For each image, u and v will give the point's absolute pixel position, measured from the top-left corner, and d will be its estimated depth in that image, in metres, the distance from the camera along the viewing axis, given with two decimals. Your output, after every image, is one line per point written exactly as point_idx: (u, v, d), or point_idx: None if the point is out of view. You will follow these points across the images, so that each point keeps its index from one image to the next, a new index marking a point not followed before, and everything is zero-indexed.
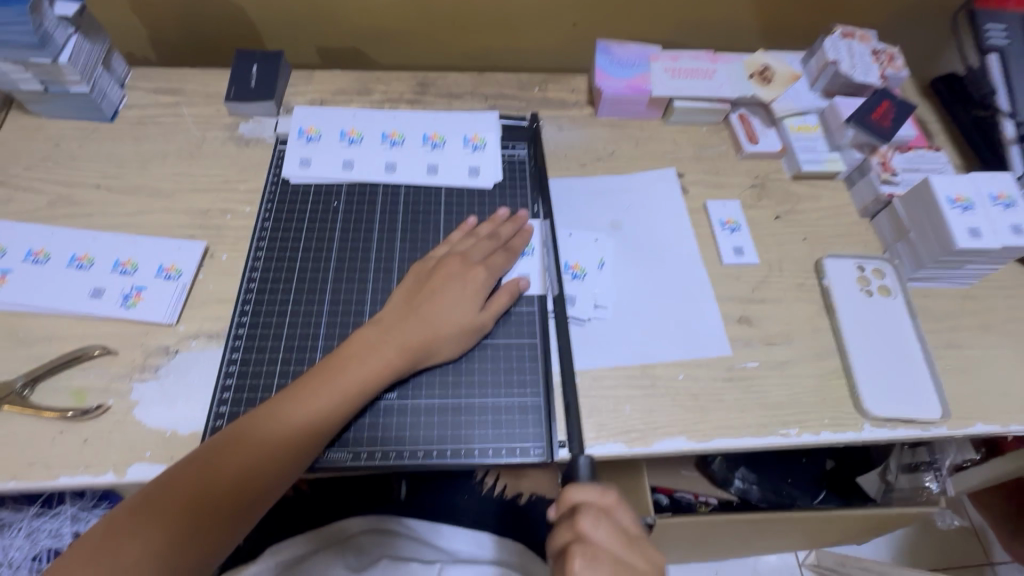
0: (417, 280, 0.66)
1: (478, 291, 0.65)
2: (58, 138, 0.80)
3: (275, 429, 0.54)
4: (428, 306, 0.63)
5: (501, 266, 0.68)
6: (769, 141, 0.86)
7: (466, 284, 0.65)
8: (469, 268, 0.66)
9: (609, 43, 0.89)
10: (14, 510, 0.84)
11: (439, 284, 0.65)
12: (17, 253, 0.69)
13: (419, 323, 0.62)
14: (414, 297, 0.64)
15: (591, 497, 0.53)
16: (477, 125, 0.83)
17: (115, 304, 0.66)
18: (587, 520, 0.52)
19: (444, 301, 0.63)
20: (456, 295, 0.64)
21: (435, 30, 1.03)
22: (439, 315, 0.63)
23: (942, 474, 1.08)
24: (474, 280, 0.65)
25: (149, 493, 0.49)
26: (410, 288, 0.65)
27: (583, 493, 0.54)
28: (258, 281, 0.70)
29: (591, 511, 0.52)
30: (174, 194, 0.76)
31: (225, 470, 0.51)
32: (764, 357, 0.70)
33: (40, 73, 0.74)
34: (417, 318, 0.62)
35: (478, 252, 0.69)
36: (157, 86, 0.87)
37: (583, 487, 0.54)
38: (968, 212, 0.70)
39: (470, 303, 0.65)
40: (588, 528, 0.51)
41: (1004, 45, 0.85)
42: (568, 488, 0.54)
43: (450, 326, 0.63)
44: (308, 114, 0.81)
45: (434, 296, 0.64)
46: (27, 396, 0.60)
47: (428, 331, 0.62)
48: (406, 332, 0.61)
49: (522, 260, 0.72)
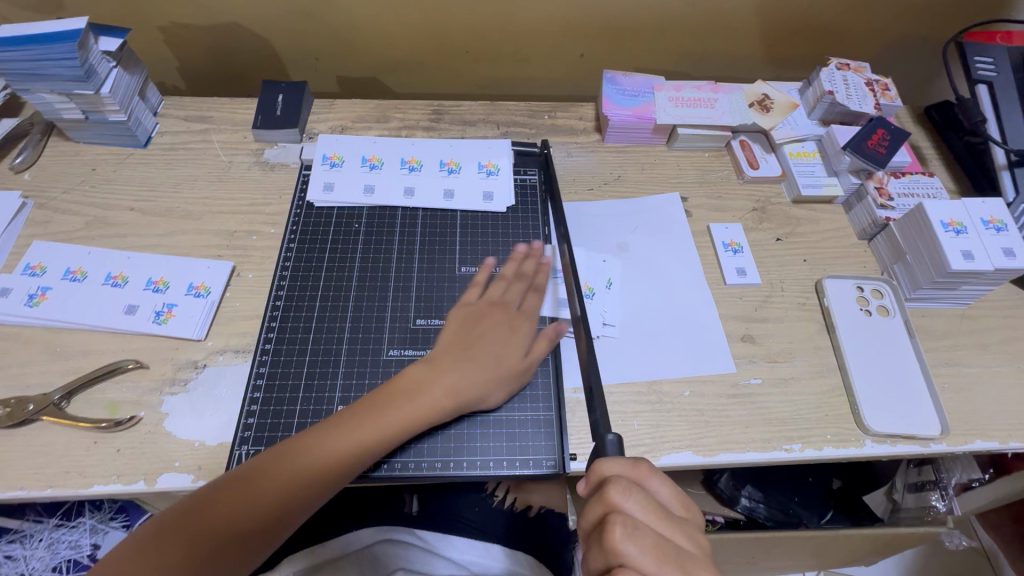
0: (464, 321, 0.67)
1: (521, 339, 0.67)
2: (94, 163, 0.84)
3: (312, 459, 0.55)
4: (477, 351, 0.64)
5: (537, 309, 0.70)
6: (769, 166, 0.90)
7: (512, 331, 0.67)
8: (515, 318, 0.68)
9: (615, 74, 0.94)
10: (36, 521, 0.86)
11: (485, 329, 0.66)
12: (56, 271, 0.73)
13: (468, 367, 0.63)
14: (461, 338, 0.65)
15: (620, 471, 0.50)
16: (491, 151, 0.87)
17: (148, 320, 0.70)
18: (621, 490, 0.48)
19: (492, 348, 0.65)
20: (501, 343, 0.66)
21: (450, 61, 1.08)
22: (486, 359, 0.64)
23: (949, 493, 1.05)
24: (519, 329, 0.67)
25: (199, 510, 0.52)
26: (457, 333, 0.66)
27: (613, 465, 0.50)
28: (283, 299, 0.73)
29: (623, 480, 0.48)
30: (203, 216, 0.80)
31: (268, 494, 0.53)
32: (768, 374, 0.72)
33: (81, 103, 0.79)
34: (466, 360, 0.63)
35: (514, 296, 0.70)
36: (187, 114, 0.92)
37: (612, 460, 0.51)
38: (961, 235, 0.73)
39: (516, 349, 0.66)
40: (623, 497, 0.47)
41: (992, 77, 0.88)
42: (595, 463, 0.51)
43: (501, 369, 0.64)
44: (332, 141, 0.86)
45: (482, 339, 0.65)
46: (63, 407, 0.63)
47: (479, 373, 0.63)
48: (450, 372, 0.62)
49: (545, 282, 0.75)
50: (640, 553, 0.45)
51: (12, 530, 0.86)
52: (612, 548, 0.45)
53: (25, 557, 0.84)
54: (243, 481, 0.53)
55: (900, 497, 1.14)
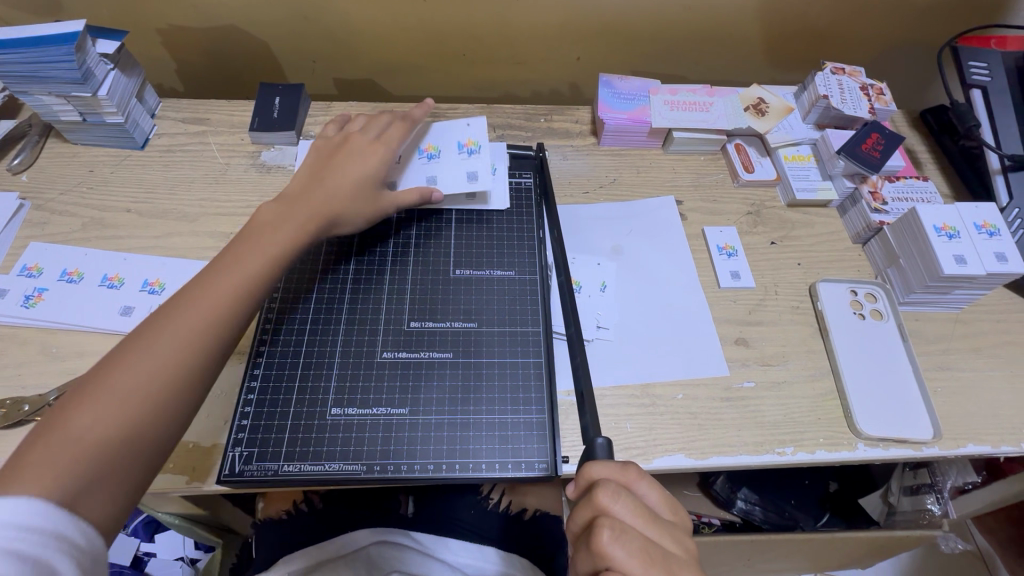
0: (319, 155, 0.73)
1: (376, 159, 0.73)
2: (92, 165, 0.85)
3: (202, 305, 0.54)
4: (332, 174, 0.70)
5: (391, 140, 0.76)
6: (765, 170, 0.91)
7: (365, 155, 0.73)
8: (368, 145, 0.74)
9: (611, 77, 0.94)
10: None
11: (341, 156, 0.72)
12: (53, 273, 0.73)
13: (321, 189, 0.68)
14: (315, 176, 0.70)
15: (609, 474, 0.50)
16: (470, 130, 0.84)
17: (143, 321, 0.70)
18: (609, 494, 0.48)
19: (348, 166, 0.71)
20: (357, 165, 0.71)
21: (447, 64, 1.09)
22: (339, 179, 0.70)
23: (944, 496, 1.09)
24: (373, 153, 0.73)
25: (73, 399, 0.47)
26: (313, 164, 0.72)
27: (602, 468, 0.50)
28: (278, 300, 0.73)
29: (612, 484, 0.49)
30: (199, 218, 0.81)
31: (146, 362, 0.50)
32: (761, 377, 0.73)
33: (79, 106, 0.79)
34: (314, 188, 0.68)
35: (373, 130, 0.76)
36: (185, 116, 0.92)
37: (601, 463, 0.51)
38: (954, 240, 0.73)
39: (367, 168, 0.72)
40: (612, 501, 0.47)
41: (986, 81, 0.88)
42: (585, 466, 0.51)
43: (349, 189, 0.70)
44: (313, 146, 0.86)
45: (338, 167, 0.71)
46: None
47: (328, 194, 0.68)
48: (316, 198, 0.67)
49: (484, 204, 0.81)
50: (628, 556, 0.45)
51: None
52: (600, 553, 0.45)
53: None
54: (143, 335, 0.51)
55: (895, 501, 1.15)
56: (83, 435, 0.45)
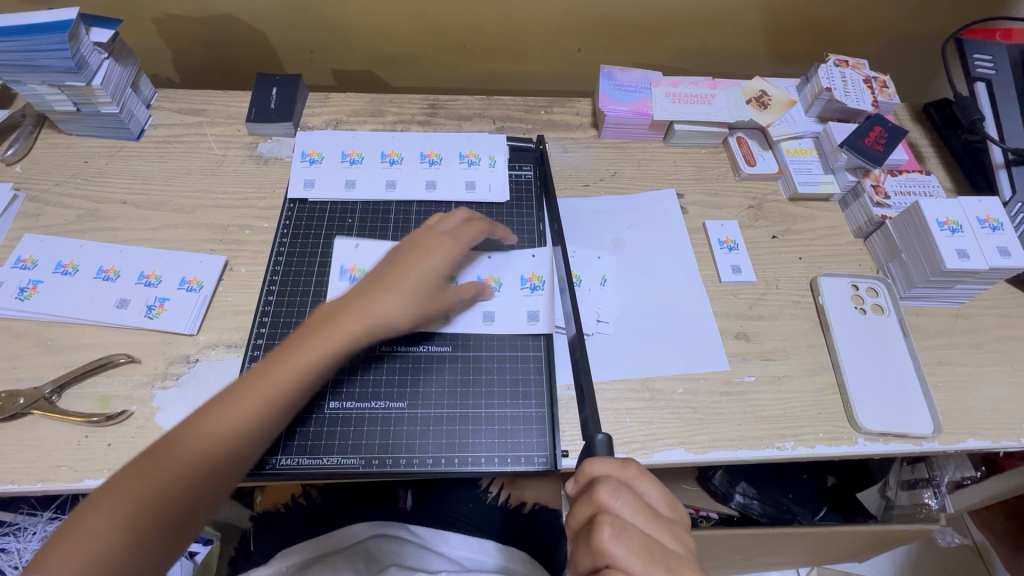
0: (387, 257, 0.66)
1: (439, 259, 0.64)
2: (87, 156, 0.84)
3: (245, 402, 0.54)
4: (392, 276, 0.63)
5: (462, 238, 0.67)
6: (766, 164, 0.90)
7: (428, 254, 0.64)
8: (434, 239, 0.66)
9: (612, 69, 0.93)
10: (29, 514, 0.86)
11: (405, 254, 0.65)
12: (48, 265, 0.72)
13: (379, 293, 0.61)
14: (381, 269, 0.64)
15: (611, 470, 0.49)
16: (471, 142, 0.86)
17: (140, 314, 0.69)
18: (609, 491, 0.47)
19: (410, 269, 0.63)
20: (418, 264, 0.64)
21: (446, 55, 1.07)
22: (398, 282, 0.62)
23: (942, 491, 1.07)
24: (438, 250, 0.65)
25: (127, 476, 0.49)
26: (380, 265, 0.66)
27: (602, 464, 0.49)
28: (276, 294, 0.73)
29: (613, 481, 0.48)
30: (196, 210, 0.80)
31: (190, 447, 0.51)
32: (761, 372, 0.72)
33: (73, 95, 0.78)
34: (374, 292, 0.62)
35: (447, 224, 0.68)
36: (181, 107, 0.91)
37: (602, 459, 0.50)
38: (956, 234, 0.73)
39: (431, 271, 0.64)
40: (612, 497, 0.47)
41: (991, 75, 0.87)
42: (585, 462, 0.50)
43: (409, 293, 0.62)
44: (310, 138, 0.85)
45: (400, 266, 0.64)
46: (54, 401, 0.63)
47: (385, 299, 0.61)
48: (372, 304, 0.61)
49: (533, 296, 0.71)
50: (628, 554, 0.45)
51: (6, 523, 0.86)
52: (600, 550, 0.45)
53: (17, 550, 0.83)
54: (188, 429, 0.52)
55: (893, 494, 1.13)
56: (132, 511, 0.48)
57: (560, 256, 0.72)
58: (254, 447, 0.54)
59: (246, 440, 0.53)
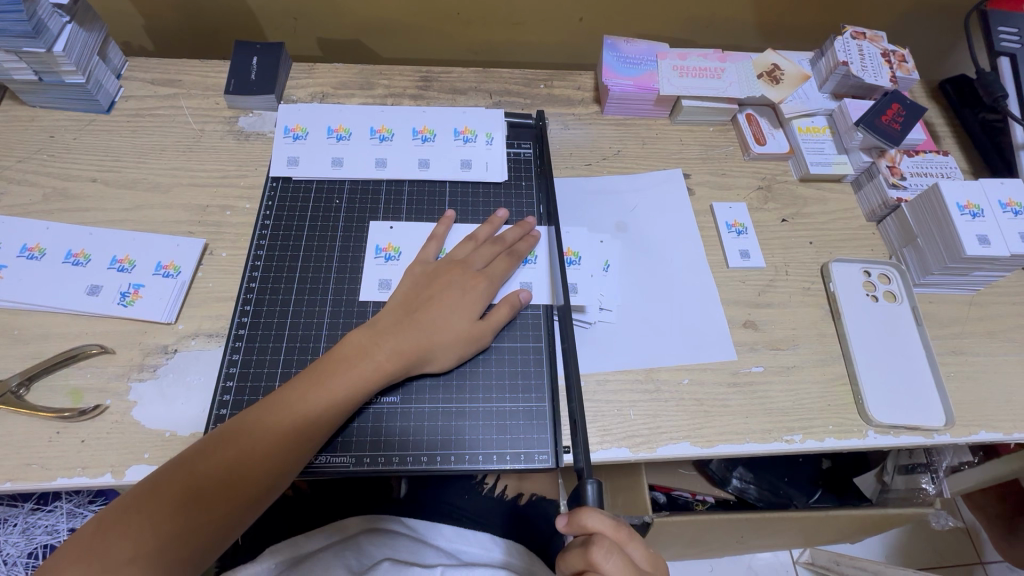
0: (417, 285, 0.65)
1: (477, 300, 0.64)
2: (53, 130, 0.78)
3: (263, 430, 0.53)
4: (429, 312, 0.62)
5: (499, 275, 0.66)
6: (777, 143, 0.85)
7: (466, 292, 0.64)
8: (471, 277, 0.65)
9: (616, 40, 0.87)
10: (9, 506, 0.82)
11: (440, 288, 0.64)
12: (12, 249, 0.67)
13: (419, 330, 0.60)
14: (415, 299, 0.63)
15: (606, 529, 0.48)
16: (466, 116, 0.81)
17: (113, 302, 0.65)
18: (598, 552, 0.47)
19: (446, 305, 0.62)
20: (456, 301, 0.63)
21: (439, 24, 1.01)
22: (438, 321, 0.61)
23: (939, 476, 1.08)
24: (474, 289, 0.64)
25: (154, 481, 0.49)
26: (408, 293, 0.64)
27: (598, 522, 0.48)
28: (258, 280, 0.68)
29: (604, 543, 0.47)
30: (172, 189, 0.75)
31: (216, 468, 0.50)
32: (770, 362, 0.69)
33: (33, 63, 0.72)
34: (412, 326, 0.60)
35: (481, 259, 0.67)
36: (154, 77, 0.85)
37: (598, 514, 0.48)
38: (977, 219, 0.69)
39: (471, 310, 0.63)
40: (602, 560, 0.47)
41: (1016, 49, 0.83)
42: (578, 515, 0.48)
43: (451, 334, 0.62)
44: (293, 112, 0.79)
45: (435, 302, 0.62)
46: (22, 395, 0.59)
47: (426, 338, 0.60)
48: (410, 340, 0.60)
49: (525, 268, 0.70)
50: None
51: None
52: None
53: None
54: (203, 453, 0.51)
55: (889, 480, 1.12)
56: (140, 537, 0.46)
57: (557, 240, 0.69)
58: (268, 481, 0.52)
59: (261, 474, 0.52)
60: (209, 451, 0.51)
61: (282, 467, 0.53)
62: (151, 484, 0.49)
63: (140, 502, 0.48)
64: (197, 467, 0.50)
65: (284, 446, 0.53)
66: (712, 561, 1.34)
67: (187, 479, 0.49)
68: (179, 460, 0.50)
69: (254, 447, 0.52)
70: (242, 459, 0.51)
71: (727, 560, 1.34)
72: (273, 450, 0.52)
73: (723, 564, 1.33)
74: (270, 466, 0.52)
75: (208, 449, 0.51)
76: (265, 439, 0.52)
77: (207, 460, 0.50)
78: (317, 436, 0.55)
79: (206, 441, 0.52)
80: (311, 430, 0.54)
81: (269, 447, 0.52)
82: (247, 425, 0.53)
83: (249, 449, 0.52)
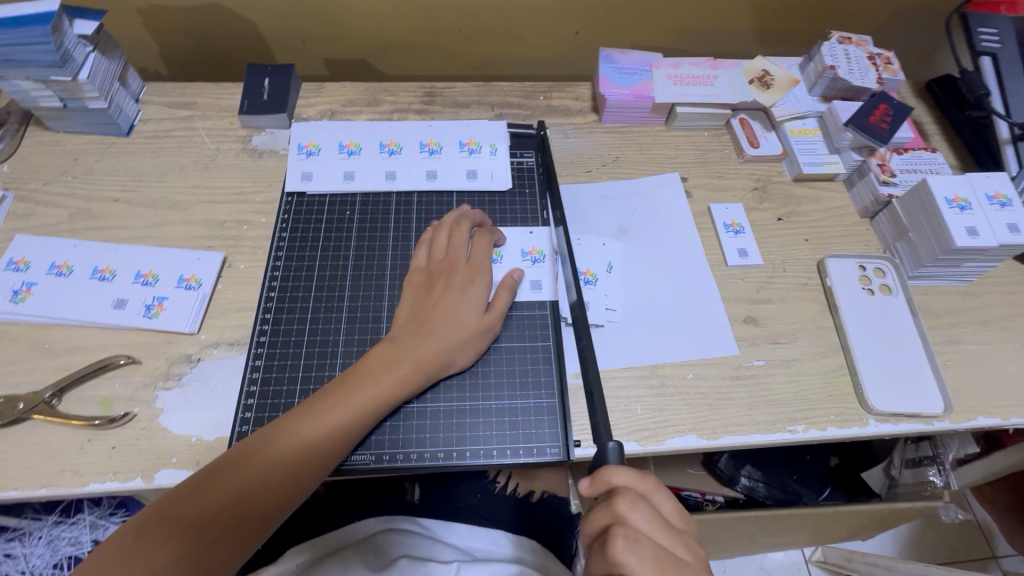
0: (424, 292, 0.67)
1: (483, 298, 0.66)
2: (76, 153, 0.81)
3: (299, 437, 0.55)
4: (442, 318, 0.64)
5: (504, 276, 0.69)
6: (770, 145, 0.89)
7: (470, 293, 0.66)
8: (477, 279, 0.67)
9: (611, 51, 0.91)
10: (34, 518, 0.84)
11: (449, 294, 0.66)
12: (41, 267, 0.70)
13: (433, 337, 0.63)
14: (424, 307, 0.65)
15: (629, 481, 0.51)
16: (471, 129, 0.85)
17: (138, 314, 0.68)
18: (625, 502, 0.50)
19: (455, 309, 0.65)
20: (464, 305, 0.65)
21: (441, 41, 1.05)
22: (446, 325, 0.64)
23: (946, 468, 1.05)
24: (481, 289, 0.67)
25: (192, 487, 0.51)
26: (418, 302, 0.66)
27: (620, 474, 0.52)
28: (277, 290, 0.71)
29: (630, 492, 0.50)
30: (191, 206, 0.78)
31: (247, 473, 0.52)
32: (770, 355, 0.72)
33: (59, 91, 0.75)
34: (427, 334, 0.63)
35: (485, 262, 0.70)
36: (171, 100, 0.89)
37: (621, 470, 0.52)
38: (966, 211, 0.72)
39: (477, 310, 0.66)
40: (629, 508, 0.49)
41: (996, 48, 0.86)
42: (604, 470, 0.52)
43: (464, 337, 0.64)
44: (306, 129, 0.83)
45: (443, 306, 0.65)
46: (54, 405, 0.62)
47: (440, 343, 0.63)
48: (424, 346, 0.62)
49: (532, 268, 0.73)
50: (641, 563, 0.47)
51: (10, 528, 0.84)
52: (614, 561, 0.47)
53: (25, 555, 0.82)
54: (235, 461, 0.53)
55: (897, 473, 1.12)
56: (180, 541, 0.48)
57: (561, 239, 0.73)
58: (298, 487, 0.55)
59: (291, 481, 0.54)
60: (242, 461, 0.53)
61: (315, 473, 0.56)
62: (186, 492, 0.51)
63: (178, 512, 0.50)
64: (229, 473, 0.52)
65: (313, 454, 0.55)
66: (724, 562, 1.34)
67: (226, 489, 0.51)
68: (213, 468, 0.52)
69: (285, 456, 0.54)
70: (273, 467, 0.53)
71: (739, 561, 1.34)
72: (309, 457, 0.55)
73: (735, 565, 1.34)
74: (302, 474, 0.55)
75: (240, 457, 0.53)
76: (299, 448, 0.55)
77: (241, 469, 0.52)
78: (349, 441, 0.58)
79: (238, 450, 0.54)
80: (339, 439, 0.57)
81: (298, 455, 0.54)
82: (278, 434, 0.55)
83: (282, 458, 0.54)
